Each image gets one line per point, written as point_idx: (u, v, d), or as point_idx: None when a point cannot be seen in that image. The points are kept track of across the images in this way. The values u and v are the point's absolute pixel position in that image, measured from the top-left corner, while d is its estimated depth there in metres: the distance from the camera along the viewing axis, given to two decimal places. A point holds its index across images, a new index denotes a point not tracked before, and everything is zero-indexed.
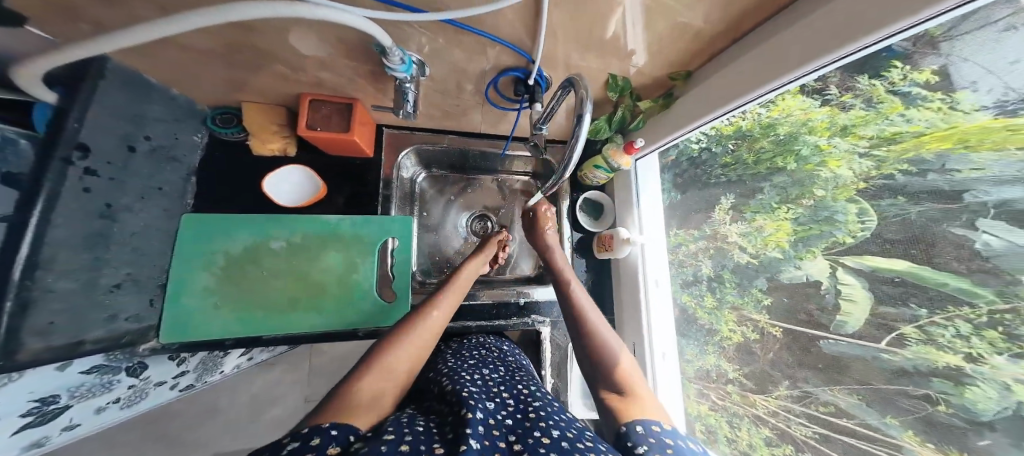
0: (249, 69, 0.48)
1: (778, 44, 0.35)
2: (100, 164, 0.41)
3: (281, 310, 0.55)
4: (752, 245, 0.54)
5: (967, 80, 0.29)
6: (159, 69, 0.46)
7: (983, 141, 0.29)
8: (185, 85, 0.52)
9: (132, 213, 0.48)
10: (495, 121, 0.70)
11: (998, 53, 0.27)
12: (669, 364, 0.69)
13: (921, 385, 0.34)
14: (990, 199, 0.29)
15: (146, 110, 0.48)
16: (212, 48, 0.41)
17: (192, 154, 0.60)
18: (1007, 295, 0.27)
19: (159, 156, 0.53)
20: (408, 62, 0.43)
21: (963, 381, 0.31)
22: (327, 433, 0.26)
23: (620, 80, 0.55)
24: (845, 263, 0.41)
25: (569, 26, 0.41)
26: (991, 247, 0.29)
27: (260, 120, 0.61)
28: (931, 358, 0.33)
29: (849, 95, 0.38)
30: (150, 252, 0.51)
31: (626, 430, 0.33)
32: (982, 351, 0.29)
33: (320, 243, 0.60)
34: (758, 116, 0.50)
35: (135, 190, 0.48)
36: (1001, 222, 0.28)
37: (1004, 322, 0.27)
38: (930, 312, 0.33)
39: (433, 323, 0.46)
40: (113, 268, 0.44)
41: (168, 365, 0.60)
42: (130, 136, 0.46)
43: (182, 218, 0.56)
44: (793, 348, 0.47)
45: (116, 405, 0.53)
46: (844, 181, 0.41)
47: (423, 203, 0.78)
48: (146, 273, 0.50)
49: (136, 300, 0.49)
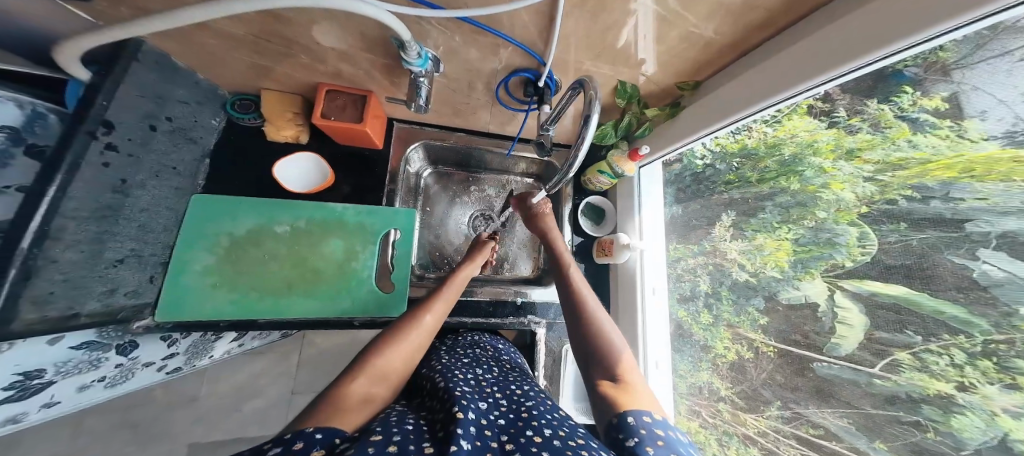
0: (270, 58, 0.49)
1: (790, 55, 0.36)
2: (121, 140, 0.42)
3: (280, 296, 0.55)
4: (751, 263, 0.54)
5: (976, 109, 0.30)
6: (183, 51, 0.47)
7: (990, 171, 0.29)
8: (209, 70, 0.53)
9: (144, 190, 0.48)
10: (504, 121, 0.71)
11: (1008, 82, 0.27)
12: (663, 376, 0.69)
13: (911, 411, 0.35)
14: (993, 230, 0.29)
15: (168, 91, 0.49)
16: (232, 34, 0.42)
17: (209, 136, 0.61)
18: (1008, 327, 0.28)
19: (177, 137, 0.53)
20: (424, 57, 0.44)
21: (952, 409, 0.31)
22: (311, 437, 0.26)
23: (629, 87, 0.56)
24: (843, 286, 0.41)
25: (585, 30, 0.42)
26: (989, 277, 0.29)
27: (275, 107, 0.61)
28: (922, 385, 0.33)
29: (856, 119, 0.39)
30: (157, 229, 0.51)
31: (619, 422, 0.33)
32: (974, 380, 0.30)
33: (323, 230, 0.61)
34: (764, 135, 0.50)
35: (150, 168, 0.48)
36: (1002, 253, 0.29)
37: (999, 352, 0.28)
38: (924, 340, 0.33)
39: (423, 326, 0.47)
40: (118, 242, 0.44)
41: (159, 346, 0.59)
42: (152, 114, 0.46)
43: (191, 198, 0.56)
44: (785, 369, 0.48)
45: (101, 383, 0.53)
46: (846, 204, 0.41)
47: (427, 199, 0.79)
48: (149, 250, 0.50)
49: (136, 275, 0.48)
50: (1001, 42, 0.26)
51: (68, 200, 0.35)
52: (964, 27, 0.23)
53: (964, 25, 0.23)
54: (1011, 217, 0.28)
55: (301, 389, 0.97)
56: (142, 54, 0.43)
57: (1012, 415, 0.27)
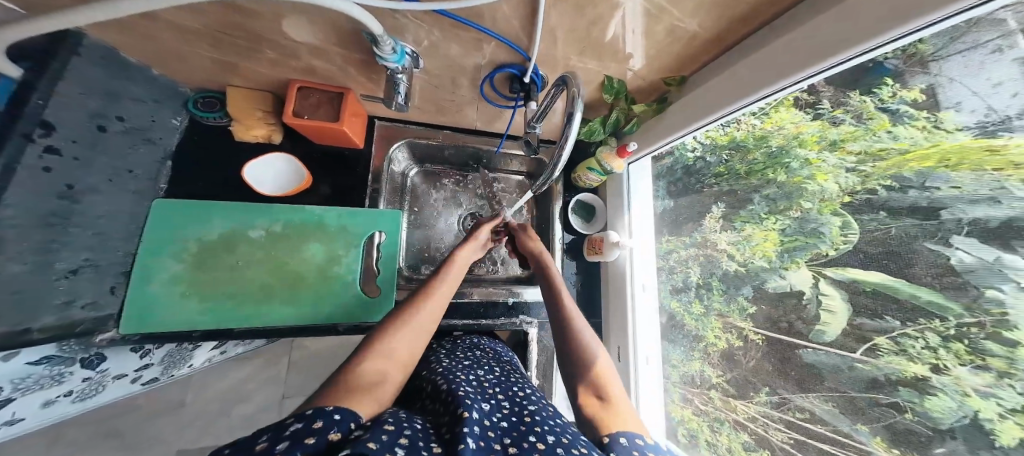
0: (240, 55, 0.46)
1: (773, 51, 0.36)
2: (63, 142, 0.39)
3: (257, 302, 0.53)
4: (740, 253, 0.54)
5: (952, 100, 0.30)
6: (130, 43, 0.42)
7: (963, 161, 0.30)
8: (168, 67, 0.50)
9: (97, 195, 0.45)
10: (490, 118, 0.70)
11: (980, 75, 0.28)
12: (654, 369, 0.70)
13: (890, 393, 0.35)
14: (965, 217, 0.30)
15: (120, 88, 0.46)
16: (187, 26, 0.38)
17: (170, 137, 0.58)
18: (976, 311, 0.28)
19: (132, 137, 0.50)
20: (400, 52, 0.42)
21: (926, 390, 0.32)
22: (330, 417, 0.25)
23: (615, 82, 0.55)
24: (827, 274, 0.42)
25: (566, 25, 0.40)
26: (964, 263, 0.30)
27: (243, 104, 0.58)
28: (900, 368, 0.34)
29: (840, 110, 0.39)
30: (115, 237, 0.48)
31: (609, 441, 0.32)
32: (946, 362, 0.30)
33: (302, 234, 0.58)
34: (752, 127, 0.50)
35: (103, 171, 0.46)
36: (976, 240, 0.29)
37: (970, 335, 0.29)
38: (902, 324, 0.34)
39: (433, 309, 0.45)
40: (70, 251, 0.41)
41: (130, 357, 0.56)
42: (100, 114, 0.44)
43: (153, 204, 0.53)
44: (772, 355, 0.48)
45: (67, 399, 0.51)
46: (830, 195, 0.41)
47: (415, 198, 0.76)
48: (108, 259, 0.47)
49: (94, 286, 0.45)
50: (974, 35, 0.26)
51: None
52: (933, 25, 0.23)
53: (945, 18, 0.22)
54: (982, 206, 0.29)
55: (292, 393, 0.95)
56: (84, 49, 0.40)
57: (982, 395, 0.28)
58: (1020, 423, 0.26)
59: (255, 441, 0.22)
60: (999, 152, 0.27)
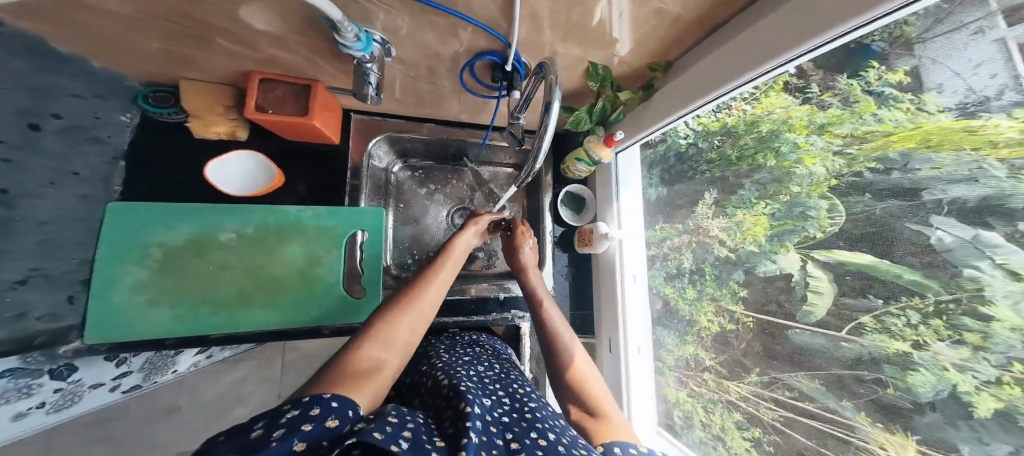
0: (194, 44, 0.42)
1: (753, 34, 0.35)
2: None
3: (233, 308, 0.52)
4: (731, 239, 0.54)
5: (934, 82, 0.29)
6: (60, 31, 0.37)
7: (944, 142, 0.29)
8: (107, 59, 0.45)
9: (39, 199, 0.43)
10: (475, 109, 0.67)
11: (962, 55, 0.27)
12: (645, 358, 0.71)
13: (873, 369, 0.36)
14: (945, 197, 0.29)
15: (49, 83, 0.42)
16: (135, 16, 0.35)
17: (120, 135, 0.55)
18: (952, 286, 0.28)
19: (75, 135, 0.48)
20: (365, 39, 0.39)
21: (907, 366, 0.32)
22: (327, 403, 0.24)
23: (600, 69, 0.53)
24: (815, 257, 0.41)
25: (548, 8, 0.38)
26: (943, 242, 0.29)
27: (199, 99, 0.54)
28: (883, 346, 0.34)
29: (828, 94, 0.38)
30: (65, 244, 0.46)
31: (603, 450, 0.32)
32: (927, 338, 0.30)
33: (277, 236, 0.56)
34: (743, 113, 0.49)
35: (42, 174, 0.43)
36: (953, 219, 0.29)
37: (948, 310, 0.29)
38: (885, 303, 0.34)
39: (430, 298, 0.43)
40: (10, 260, 0.39)
41: (105, 366, 0.54)
42: (30, 111, 0.41)
43: (106, 208, 0.50)
44: (762, 336, 0.49)
45: (42, 410, 0.50)
46: (818, 178, 0.41)
47: (400, 195, 0.73)
48: (60, 268, 0.45)
49: (48, 298, 0.43)
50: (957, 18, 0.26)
51: None
52: (907, 6, 0.23)
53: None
54: (960, 185, 0.28)
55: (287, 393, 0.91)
56: None
57: (959, 368, 0.28)
58: (994, 395, 0.27)
59: (251, 427, 0.21)
60: (976, 133, 0.27)
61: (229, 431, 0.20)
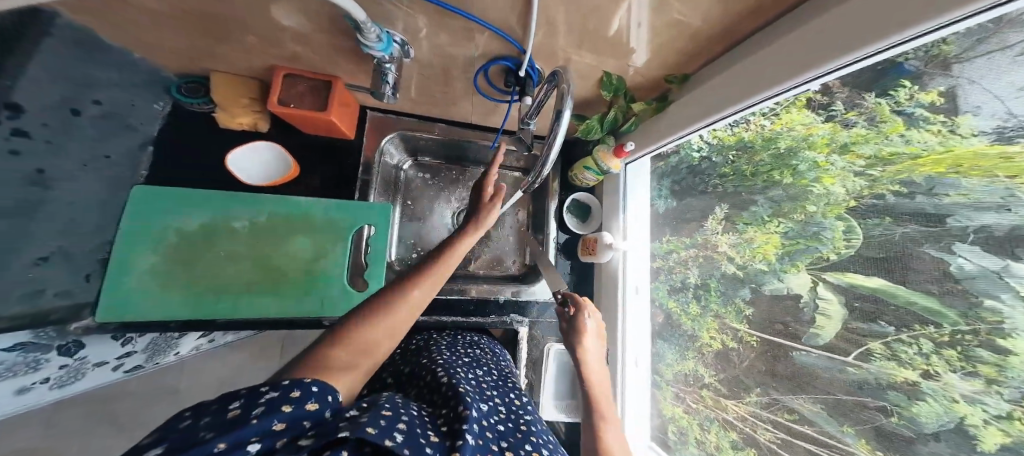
0: (221, 41, 0.44)
1: (768, 55, 0.35)
2: (31, 126, 0.38)
3: (239, 295, 0.53)
4: (740, 256, 0.53)
5: (971, 104, 0.28)
6: (115, 30, 0.40)
7: (976, 167, 0.28)
8: (151, 53, 0.48)
9: (71, 181, 0.44)
10: (487, 111, 0.68)
11: (999, 79, 0.26)
12: (641, 372, 0.70)
13: (877, 397, 0.35)
14: (971, 224, 0.28)
15: (92, 76, 0.44)
16: (159, 10, 0.36)
17: (152, 123, 0.58)
18: (970, 317, 0.27)
19: (111, 122, 0.50)
20: (386, 40, 0.40)
21: (915, 396, 0.32)
22: (308, 387, 0.24)
23: (614, 79, 0.53)
24: (827, 279, 0.40)
25: (564, 16, 0.39)
26: (964, 270, 0.29)
27: (229, 92, 0.57)
28: (891, 373, 0.33)
29: (853, 113, 0.37)
30: (89, 225, 0.48)
31: None
32: (938, 369, 0.30)
33: (286, 227, 0.57)
34: (761, 128, 0.48)
35: (78, 157, 0.45)
36: (979, 247, 0.28)
37: (963, 342, 0.28)
38: (896, 330, 0.33)
39: (413, 304, 0.37)
40: (39, 237, 0.40)
41: (110, 345, 0.55)
42: (72, 99, 0.43)
43: (132, 191, 0.52)
44: (765, 356, 0.48)
45: (46, 385, 0.50)
46: (836, 199, 0.39)
47: (408, 192, 0.74)
48: (79, 247, 0.47)
49: (66, 274, 0.45)
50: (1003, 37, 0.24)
51: None
52: (926, 34, 0.22)
53: (942, 27, 0.21)
54: (991, 213, 0.27)
55: None
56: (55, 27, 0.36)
57: (969, 401, 0.27)
58: (1003, 429, 0.26)
59: (227, 407, 0.21)
60: (1013, 160, 0.25)
61: (208, 412, 0.20)
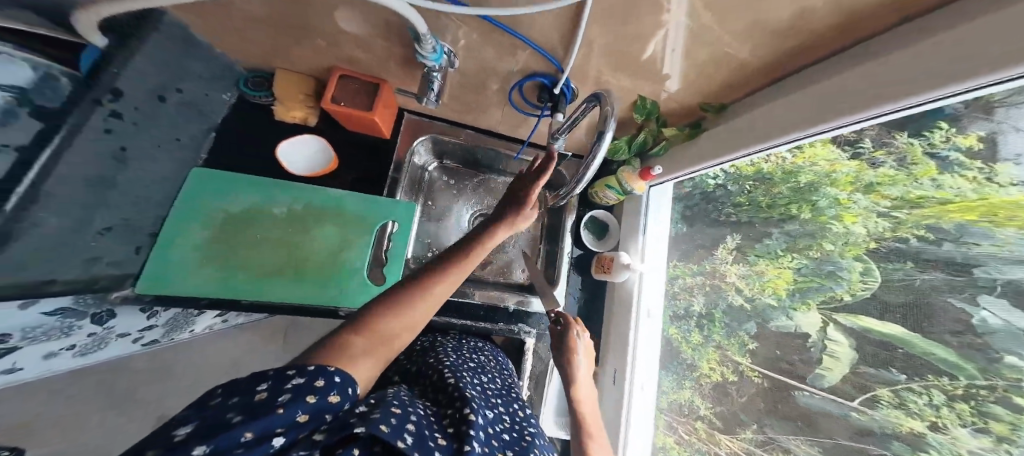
0: (291, 38, 0.48)
1: (803, 99, 0.37)
2: (126, 108, 0.41)
3: (266, 278, 0.54)
4: (749, 288, 0.53)
5: (1011, 152, 0.27)
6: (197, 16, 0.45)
7: (1011, 217, 0.27)
8: (226, 41, 0.53)
9: (142, 159, 0.47)
10: (515, 123, 0.70)
11: None
12: (647, 396, 0.66)
13: (881, 445, 0.35)
14: (999, 277, 0.28)
15: (181, 66, 0.48)
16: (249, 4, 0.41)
17: (220, 111, 0.61)
18: (990, 373, 0.28)
19: (193, 112, 0.55)
20: (439, 52, 0.43)
21: (919, 447, 0.32)
22: (332, 376, 0.24)
23: (648, 103, 0.55)
24: (838, 321, 0.40)
25: (603, 39, 0.41)
26: (987, 324, 0.29)
27: (293, 88, 0.62)
28: (897, 422, 0.34)
29: (881, 152, 0.36)
30: (151, 203, 0.51)
31: None
32: (947, 422, 0.30)
33: (319, 216, 0.60)
34: (782, 161, 0.47)
35: (153, 139, 0.48)
36: (1004, 300, 0.28)
37: (977, 397, 0.29)
38: (908, 379, 0.33)
39: (429, 301, 0.37)
40: (109, 209, 0.43)
41: (137, 317, 0.58)
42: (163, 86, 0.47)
43: (191, 172, 0.56)
44: (767, 396, 0.47)
45: (72, 352, 0.51)
46: (855, 239, 0.40)
47: (430, 193, 0.76)
48: (140, 220, 0.50)
49: (124, 247, 0.48)
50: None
51: (59, 163, 0.33)
52: (952, 97, 0.24)
53: (958, 93, 0.23)
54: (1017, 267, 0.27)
55: None
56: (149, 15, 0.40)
57: None
58: None
59: (253, 389, 0.21)
60: None
61: (237, 391, 0.21)
